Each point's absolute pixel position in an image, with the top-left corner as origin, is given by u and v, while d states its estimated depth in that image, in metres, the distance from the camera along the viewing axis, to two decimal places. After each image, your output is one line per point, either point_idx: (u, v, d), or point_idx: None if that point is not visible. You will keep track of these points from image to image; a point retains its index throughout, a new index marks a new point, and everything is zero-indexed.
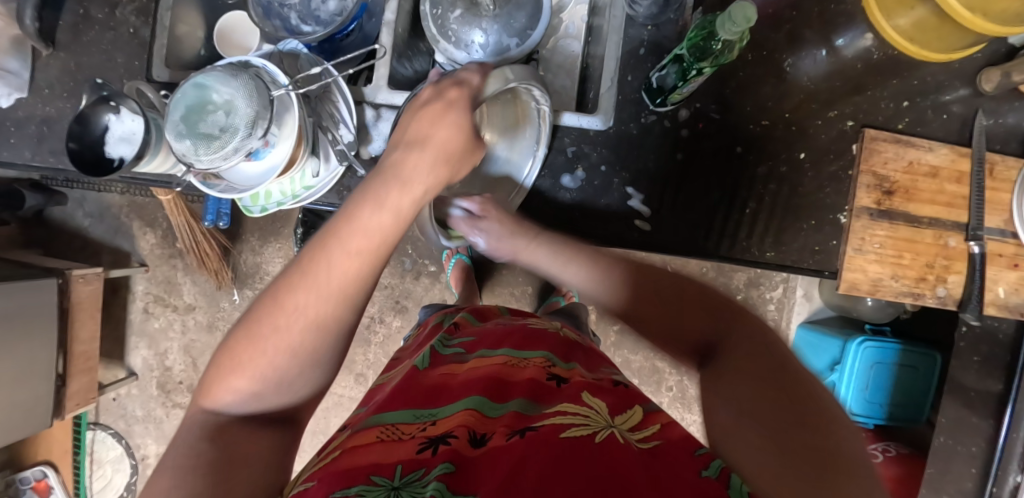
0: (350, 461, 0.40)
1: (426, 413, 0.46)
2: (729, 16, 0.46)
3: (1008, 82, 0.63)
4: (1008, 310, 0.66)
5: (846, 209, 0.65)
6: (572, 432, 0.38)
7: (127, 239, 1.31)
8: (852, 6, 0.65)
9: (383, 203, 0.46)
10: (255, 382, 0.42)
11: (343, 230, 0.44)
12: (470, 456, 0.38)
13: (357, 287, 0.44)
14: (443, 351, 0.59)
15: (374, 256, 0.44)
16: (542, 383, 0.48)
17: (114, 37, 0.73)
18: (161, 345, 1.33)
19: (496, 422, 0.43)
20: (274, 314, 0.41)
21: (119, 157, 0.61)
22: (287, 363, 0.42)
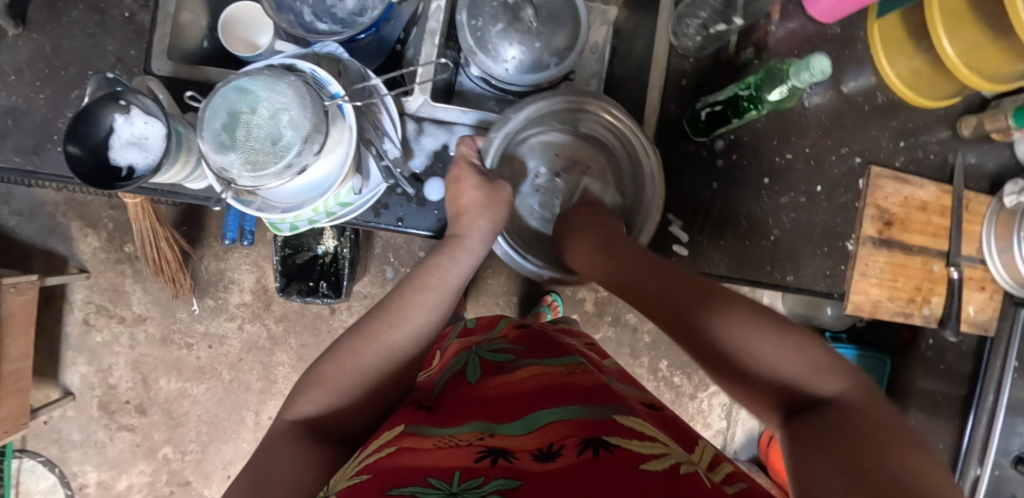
0: (405, 460, 0.43)
1: (486, 426, 0.49)
2: (808, 66, 0.49)
3: (983, 129, 0.72)
4: (975, 326, 0.76)
5: (854, 237, 0.71)
6: (651, 464, 0.39)
7: (64, 241, 1.16)
8: (861, 52, 0.71)
9: (454, 253, 0.58)
10: (328, 401, 0.49)
11: (418, 278, 0.56)
12: (532, 470, 0.40)
13: (427, 318, 0.55)
14: (495, 359, 0.62)
15: (441, 295, 0.56)
16: (610, 392, 0.50)
17: (102, 22, 0.65)
18: (105, 361, 1.19)
19: (552, 432, 0.45)
20: (355, 343, 0.52)
21: (128, 165, 0.55)
22: (364, 380, 0.51)
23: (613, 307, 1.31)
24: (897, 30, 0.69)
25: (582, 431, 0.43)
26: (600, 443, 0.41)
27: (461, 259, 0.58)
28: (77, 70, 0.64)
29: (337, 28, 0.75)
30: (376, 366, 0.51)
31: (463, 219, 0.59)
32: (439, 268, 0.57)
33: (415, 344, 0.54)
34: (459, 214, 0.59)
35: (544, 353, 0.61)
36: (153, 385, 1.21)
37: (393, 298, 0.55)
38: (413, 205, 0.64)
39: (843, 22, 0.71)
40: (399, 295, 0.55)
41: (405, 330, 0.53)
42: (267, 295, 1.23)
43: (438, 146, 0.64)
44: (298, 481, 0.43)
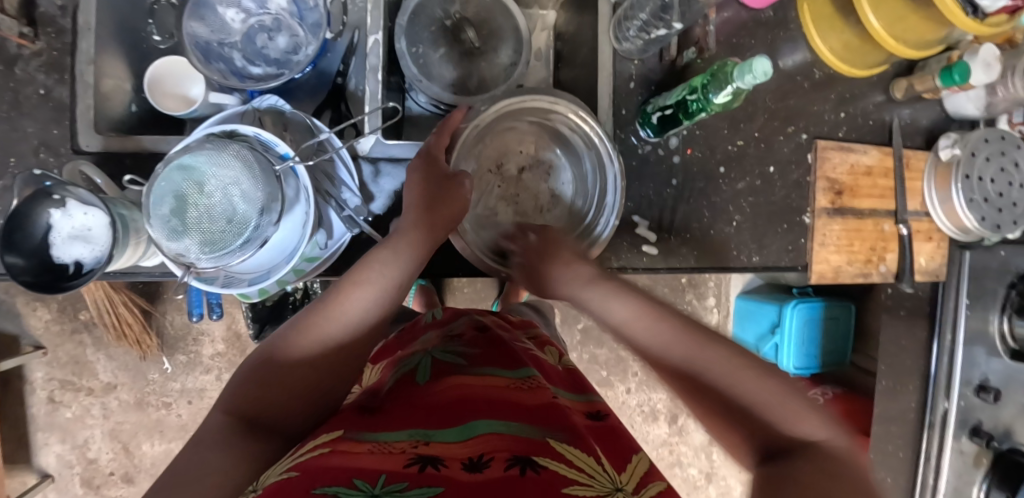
0: (338, 461, 0.39)
1: (422, 433, 0.45)
2: (749, 68, 0.50)
3: (914, 90, 0.76)
4: (928, 274, 0.81)
5: (809, 210, 0.74)
6: (574, 488, 0.38)
7: (11, 319, 1.09)
8: (793, 31, 0.74)
9: (395, 244, 0.56)
10: (264, 393, 0.46)
11: (357, 272, 0.54)
12: (461, 479, 0.38)
13: (368, 314, 0.53)
14: (445, 360, 0.60)
15: (382, 287, 0.54)
16: (551, 408, 0.50)
17: (16, 103, 0.60)
18: (80, 436, 1.14)
19: (480, 444, 0.43)
20: (293, 341, 0.50)
21: (74, 260, 0.52)
22: (304, 372, 0.49)
23: None
24: (827, 9, 0.71)
25: (515, 449, 0.42)
26: (529, 462, 0.40)
27: (400, 257, 0.55)
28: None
29: (273, 69, 0.73)
30: (318, 360, 0.50)
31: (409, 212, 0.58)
32: (379, 263, 0.55)
33: (354, 336, 0.52)
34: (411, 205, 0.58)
35: (496, 362, 0.60)
36: (136, 452, 1.16)
37: (330, 294, 0.53)
38: None
39: (775, 5, 0.72)
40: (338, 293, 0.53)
41: (350, 324, 0.52)
42: (241, 341, 1.19)
43: (397, 185, 0.63)
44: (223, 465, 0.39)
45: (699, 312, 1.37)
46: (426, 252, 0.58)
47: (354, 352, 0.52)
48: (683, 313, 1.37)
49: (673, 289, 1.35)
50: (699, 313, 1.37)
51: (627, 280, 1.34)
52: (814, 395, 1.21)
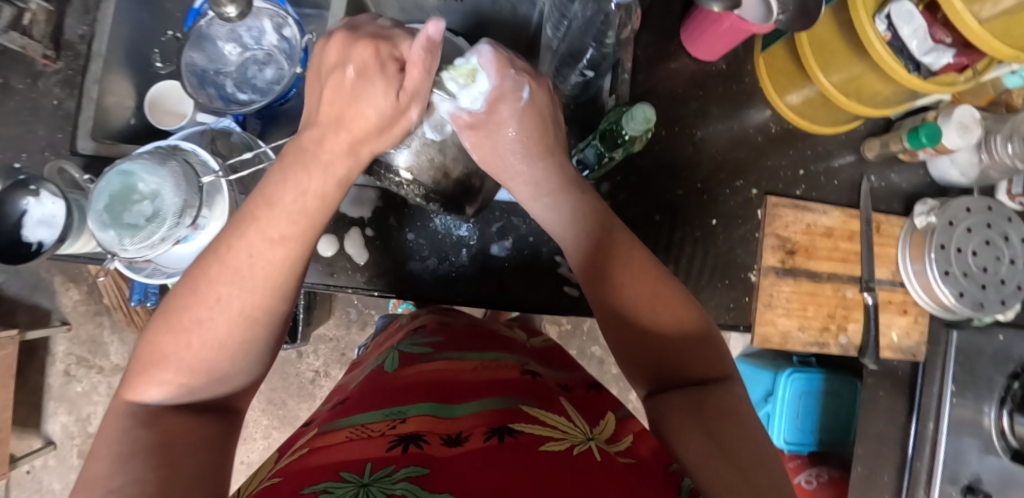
0: (315, 458, 0.42)
1: (394, 411, 0.48)
2: (631, 114, 0.49)
3: (887, 151, 0.72)
4: (901, 351, 0.74)
5: (756, 267, 0.70)
6: (550, 445, 0.42)
7: (47, 295, 1.27)
8: (750, 85, 0.73)
9: (306, 174, 0.42)
10: (184, 380, 0.39)
11: (267, 214, 0.41)
12: (442, 455, 0.40)
13: (290, 270, 0.42)
14: (412, 351, 0.62)
15: (301, 238, 0.42)
16: (513, 380, 0.54)
17: (34, 110, 0.72)
18: (83, 410, 1.31)
19: (463, 422, 0.46)
20: (193, 306, 0.40)
21: (37, 241, 0.60)
22: (215, 357, 0.40)
23: (578, 339, 1.33)
24: (784, 61, 0.70)
25: (490, 422, 0.45)
26: (506, 431, 0.43)
27: (330, 187, 0.44)
28: (12, 153, 0.71)
29: (257, 96, 0.82)
30: (230, 330, 0.40)
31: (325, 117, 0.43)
32: (295, 192, 0.42)
33: (279, 291, 0.42)
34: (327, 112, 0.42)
35: (460, 347, 0.62)
36: None
37: (227, 235, 0.41)
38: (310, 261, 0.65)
39: (728, 58, 0.73)
40: (231, 230, 0.41)
41: (263, 292, 0.41)
42: None
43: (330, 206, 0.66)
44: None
45: None
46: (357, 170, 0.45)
47: (272, 321, 0.42)
48: None
49: None
50: None
51: None
52: (806, 476, 1.12)
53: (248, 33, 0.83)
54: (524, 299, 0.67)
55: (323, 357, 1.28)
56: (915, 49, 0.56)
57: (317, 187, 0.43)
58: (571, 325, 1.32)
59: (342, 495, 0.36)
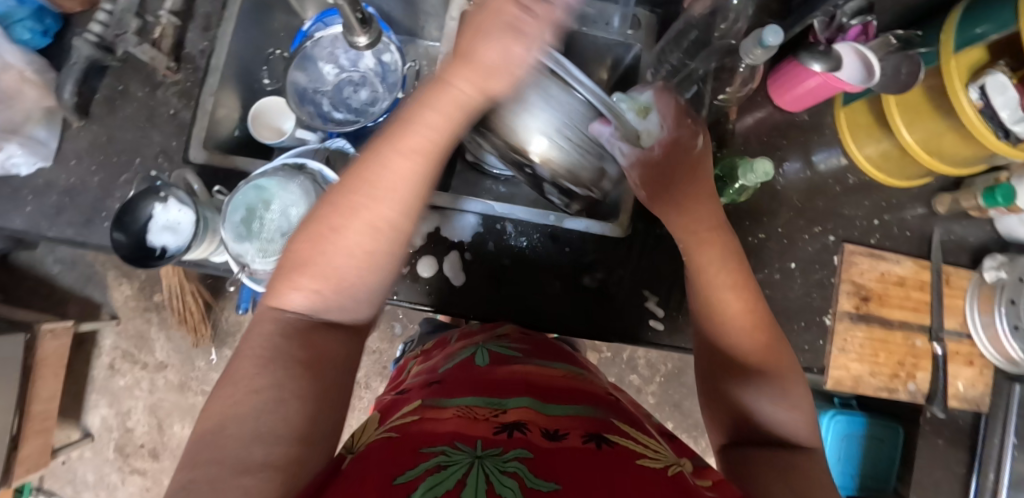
0: (429, 425, 0.42)
1: (494, 401, 0.47)
2: (752, 167, 0.55)
3: (958, 206, 0.75)
4: (966, 401, 0.76)
5: (831, 312, 0.73)
6: (646, 461, 0.40)
7: (99, 288, 1.31)
8: (829, 136, 0.77)
9: (434, 104, 0.43)
10: (320, 289, 0.44)
11: (399, 135, 0.43)
12: (545, 445, 0.39)
13: (416, 187, 0.44)
14: (502, 351, 0.59)
15: (432, 158, 0.44)
16: (603, 399, 0.52)
17: (151, 118, 0.76)
18: (125, 404, 1.32)
19: (562, 422, 0.44)
20: (332, 215, 0.44)
21: (161, 246, 0.63)
22: (351, 271, 0.44)
23: (616, 367, 1.35)
24: (865, 115, 0.73)
25: (588, 427, 0.43)
26: (604, 438, 0.41)
27: (454, 121, 0.44)
28: (126, 158, 0.75)
29: (351, 116, 0.85)
30: (362, 241, 0.43)
31: (460, 66, 0.43)
32: (422, 130, 0.43)
33: (410, 206, 0.44)
34: (460, 57, 0.43)
35: (550, 357, 0.60)
36: (167, 431, 1.32)
37: (367, 162, 0.44)
38: (408, 281, 0.69)
39: (810, 110, 0.76)
40: (371, 156, 0.44)
41: (391, 206, 0.43)
42: None
43: (432, 229, 0.70)
44: (290, 417, 0.38)
45: None
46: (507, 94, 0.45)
47: (400, 241, 0.45)
48: None
49: None
50: None
51: (656, 358, 1.35)
52: None
53: (346, 55, 0.86)
54: (609, 329, 0.70)
55: (365, 368, 1.30)
56: (1006, 117, 0.59)
57: (440, 124, 0.43)
58: (611, 353, 1.34)
59: (458, 464, 0.35)
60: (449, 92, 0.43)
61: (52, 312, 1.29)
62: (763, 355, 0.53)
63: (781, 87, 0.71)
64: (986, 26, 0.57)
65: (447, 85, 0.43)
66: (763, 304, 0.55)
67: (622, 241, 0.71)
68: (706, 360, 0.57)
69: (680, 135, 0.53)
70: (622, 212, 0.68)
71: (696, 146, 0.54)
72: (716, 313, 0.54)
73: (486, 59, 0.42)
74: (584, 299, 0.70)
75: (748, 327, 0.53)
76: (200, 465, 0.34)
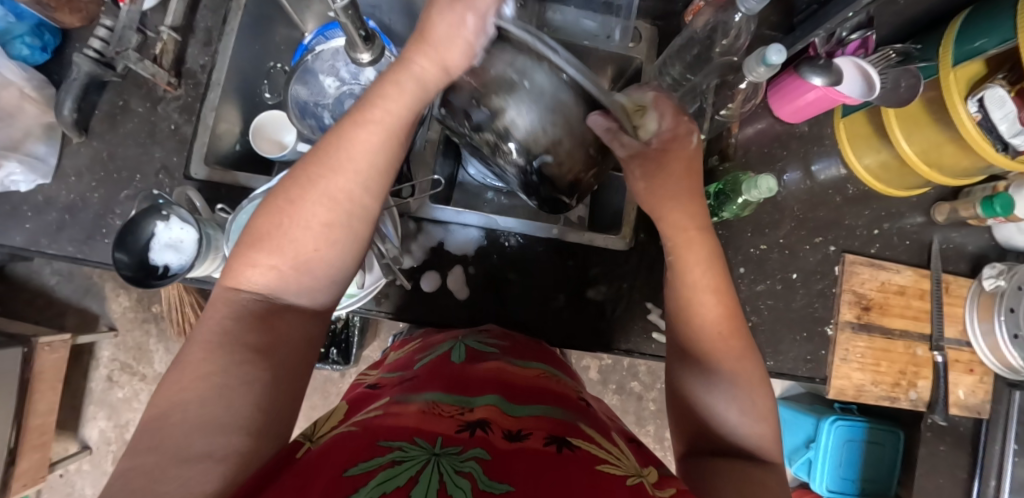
0: (390, 420, 0.39)
1: (461, 398, 0.44)
2: (756, 184, 0.57)
3: (957, 215, 0.75)
4: (967, 409, 0.77)
5: (833, 322, 0.73)
6: (606, 467, 0.37)
7: (97, 300, 1.30)
8: (828, 146, 0.77)
9: (395, 77, 0.43)
10: (278, 265, 0.41)
11: (364, 111, 0.42)
12: (507, 447, 0.37)
13: (382, 159, 0.43)
14: (479, 348, 0.58)
15: (395, 131, 0.43)
16: (570, 402, 0.49)
17: (151, 134, 0.76)
18: (124, 416, 1.31)
19: (527, 422, 0.41)
20: (296, 195, 0.41)
21: (164, 264, 0.63)
22: (309, 244, 0.42)
23: (617, 374, 1.35)
24: (864, 126, 0.74)
25: (551, 429, 0.41)
26: (566, 442, 0.39)
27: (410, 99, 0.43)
28: (126, 173, 0.75)
29: None
30: (321, 215, 0.41)
31: (420, 42, 0.42)
32: (390, 99, 0.43)
33: (373, 174, 0.43)
34: (418, 39, 0.42)
35: (525, 357, 0.58)
36: None
37: (328, 143, 0.42)
38: (411, 296, 0.69)
39: (811, 121, 0.77)
40: (335, 131, 0.43)
41: (349, 176, 0.42)
42: None
43: (435, 243, 0.70)
44: (234, 406, 0.35)
45: None
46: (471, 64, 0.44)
47: (364, 217, 0.43)
48: None
49: None
50: None
51: (657, 365, 1.35)
52: None
53: (347, 68, 0.86)
54: (613, 342, 0.70)
55: None
56: (1005, 131, 0.59)
57: (403, 106, 0.43)
58: (612, 360, 1.34)
59: (412, 459, 0.33)
60: (411, 70, 0.43)
61: (49, 324, 1.28)
62: (736, 365, 0.50)
63: (781, 98, 0.72)
64: (985, 40, 0.58)
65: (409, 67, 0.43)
66: (740, 318, 0.51)
67: (626, 254, 0.71)
68: (682, 372, 0.53)
69: (679, 132, 0.50)
70: (625, 224, 0.71)
71: (694, 142, 0.51)
72: (694, 321, 0.51)
73: (487, 57, 0.43)
74: (587, 311, 0.70)
75: (722, 334, 0.50)
76: (145, 450, 0.32)
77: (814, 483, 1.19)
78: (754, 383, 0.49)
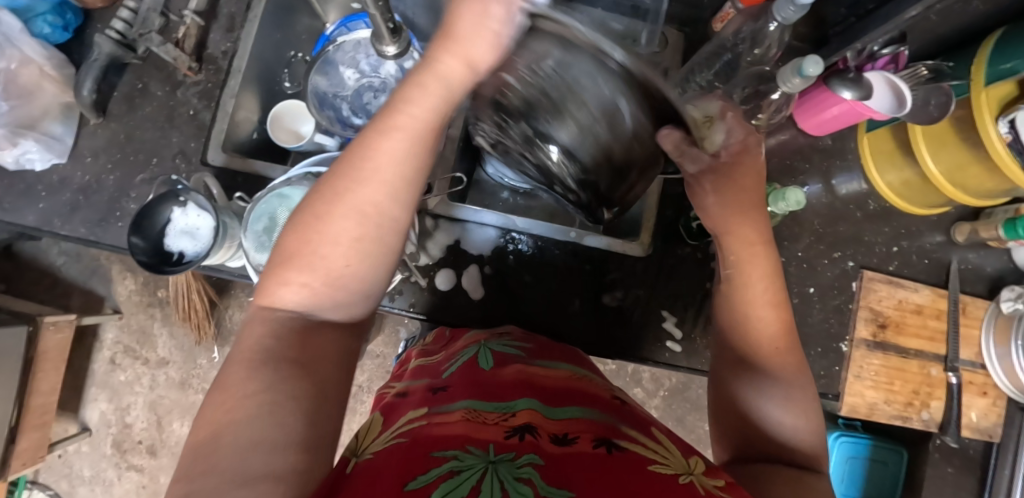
0: (438, 431, 0.38)
1: (502, 403, 0.44)
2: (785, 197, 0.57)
3: (977, 236, 0.74)
4: (979, 432, 0.76)
5: (848, 338, 0.73)
6: (657, 466, 0.37)
7: (104, 282, 1.29)
8: (850, 161, 0.77)
9: (422, 83, 0.39)
10: (310, 283, 0.41)
11: (388, 115, 0.40)
12: (558, 452, 0.36)
13: (408, 172, 0.41)
14: (503, 351, 0.58)
15: (421, 138, 0.40)
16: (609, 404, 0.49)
17: (170, 118, 0.76)
18: (125, 399, 1.31)
19: (569, 424, 0.41)
20: (321, 211, 0.40)
21: (179, 250, 0.62)
22: (343, 266, 0.41)
23: (620, 380, 1.34)
24: (886, 142, 0.73)
25: (596, 430, 0.41)
26: (613, 443, 0.39)
27: (449, 96, 0.40)
28: (143, 157, 0.75)
29: (370, 122, 0.87)
30: (353, 230, 0.40)
31: (444, 47, 0.39)
32: (414, 109, 0.40)
33: (402, 189, 0.41)
34: (446, 39, 0.39)
35: (552, 358, 0.58)
36: (166, 428, 1.31)
37: (357, 149, 0.41)
38: (426, 293, 0.68)
39: (834, 134, 0.76)
40: (363, 140, 0.40)
41: (378, 188, 0.40)
42: None
43: (452, 240, 0.69)
44: (286, 423, 0.33)
45: None
46: (511, 68, 0.39)
47: (395, 230, 0.42)
48: None
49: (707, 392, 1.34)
50: None
51: (661, 372, 1.34)
52: None
53: (367, 60, 0.86)
54: (628, 349, 0.69)
55: (368, 372, 1.29)
56: None
57: (441, 102, 0.40)
58: (616, 365, 1.33)
59: (469, 467, 0.32)
60: (436, 69, 0.39)
61: (55, 304, 1.28)
62: (779, 363, 0.49)
63: (806, 110, 0.71)
64: (1016, 61, 0.57)
65: (435, 67, 0.39)
66: (793, 328, 0.50)
67: (643, 260, 0.71)
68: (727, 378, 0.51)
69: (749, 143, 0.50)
70: (644, 230, 0.70)
71: (759, 154, 0.51)
72: (749, 329, 0.50)
73: (482, 52, 0.38)
74: (602, 317, 0.70)
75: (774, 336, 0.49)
76: (200, 475, 0.30)
77: None
78: (804, 395, 0.48)
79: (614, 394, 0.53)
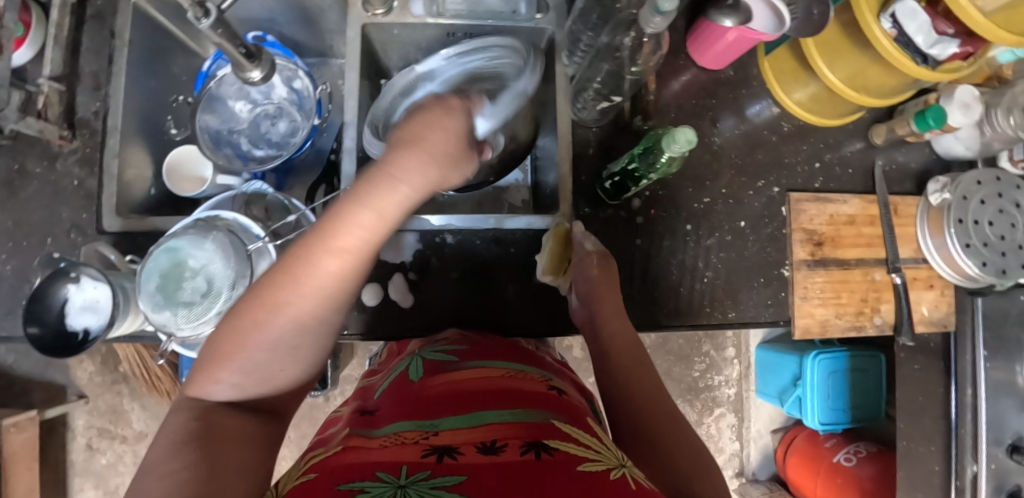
0: (352, 460, 0.36)
1: (428, 421, 0.42)
2: (673, 137, 0.56)
3: (894, 135, 0.74)
4: (933, 324, 0.77)
5: (788, 263, 0.73)
6: (587, 465, 0.36)
7: (61, 370, 1.24)
8: (756, 88, 0.76)
9: (368, 198, 0.41)
10: (238, 380, 0.43)
11: (327, 233, 0.41)
12: (480, 466, 0.35)
13: (346, 283, 0.43)
14: (439, 358, 0.55)
15: (362, 253, 0.43)
16: (545, 395, 0.48)
17: (57, 192, 0.71)
18: (111, 481, 1.27)
19: (494, 429, 0.40)
20: (255, 312, 0.42)
21: (82, 328, 0.59)
22: (268, 360, 0.43)
23: None
24: (789, 62, 0.72)
25: (524, 432, 0.39)
26: (542, 446, 0.37)
27: (388, 219, 0.42)
28: (36, 239, 0.71)
29: (273, 150, 0.82)
30: (290, 334, 0.43)
31: (404, 151, 0.41)
32: (359, 225, 0.41)
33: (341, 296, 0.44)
34: (408, 142, 0.42)
35: (490, 356, 0.56)
36: None
37: (297, 257, 0.42)
38: (356, 313, 0.66)
39: (735, 65, 0.75)
40: (301, 251, 0.42)
41: (321, 300, 0.43)
42: None
43: None
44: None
45: (718, 363, 1.34)
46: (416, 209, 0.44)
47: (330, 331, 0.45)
48: (700, 364, 1.35)
49: (688, 340, 1.34)
50: (718, 364, 1.34)
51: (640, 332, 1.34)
52: (846, 454, 1.17)
53: (257, 89, 0.82)
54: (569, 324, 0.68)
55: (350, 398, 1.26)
56: (921, 43, 0.58)
57: (375, 213, 0.41)
58: None
59: None
60: (390, 176, 0.41)
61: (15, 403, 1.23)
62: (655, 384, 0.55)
63: (699, 47, 0.70)
64: None
65: (375, 181, 0.41)
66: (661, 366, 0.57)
67: None
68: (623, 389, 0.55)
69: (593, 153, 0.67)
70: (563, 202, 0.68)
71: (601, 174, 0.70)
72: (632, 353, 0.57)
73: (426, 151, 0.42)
74: (536, 299, 0.68)
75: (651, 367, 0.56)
76: None
77: (808, 419, 1.16)
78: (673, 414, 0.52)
79: (551, 381, 0.52)
